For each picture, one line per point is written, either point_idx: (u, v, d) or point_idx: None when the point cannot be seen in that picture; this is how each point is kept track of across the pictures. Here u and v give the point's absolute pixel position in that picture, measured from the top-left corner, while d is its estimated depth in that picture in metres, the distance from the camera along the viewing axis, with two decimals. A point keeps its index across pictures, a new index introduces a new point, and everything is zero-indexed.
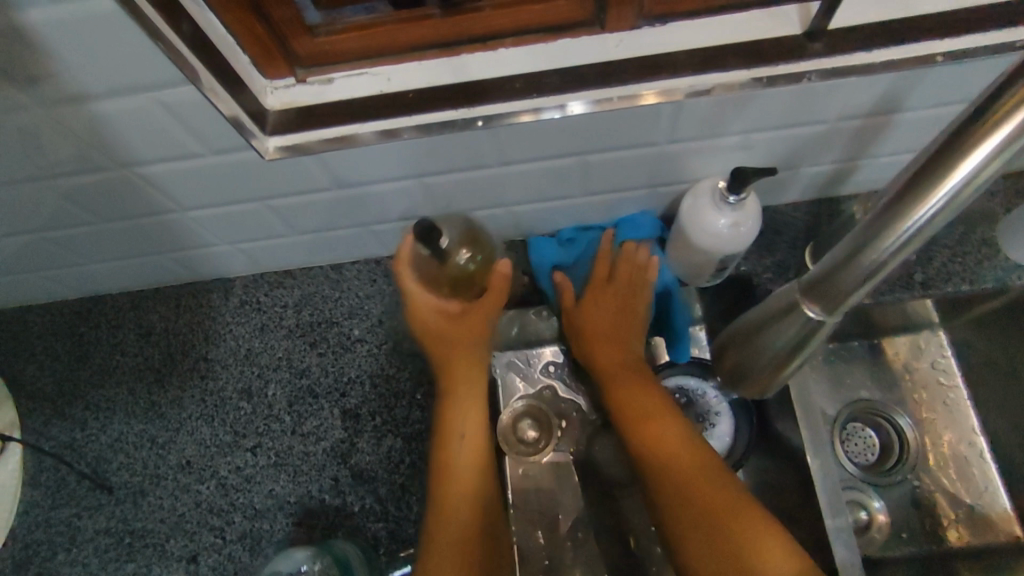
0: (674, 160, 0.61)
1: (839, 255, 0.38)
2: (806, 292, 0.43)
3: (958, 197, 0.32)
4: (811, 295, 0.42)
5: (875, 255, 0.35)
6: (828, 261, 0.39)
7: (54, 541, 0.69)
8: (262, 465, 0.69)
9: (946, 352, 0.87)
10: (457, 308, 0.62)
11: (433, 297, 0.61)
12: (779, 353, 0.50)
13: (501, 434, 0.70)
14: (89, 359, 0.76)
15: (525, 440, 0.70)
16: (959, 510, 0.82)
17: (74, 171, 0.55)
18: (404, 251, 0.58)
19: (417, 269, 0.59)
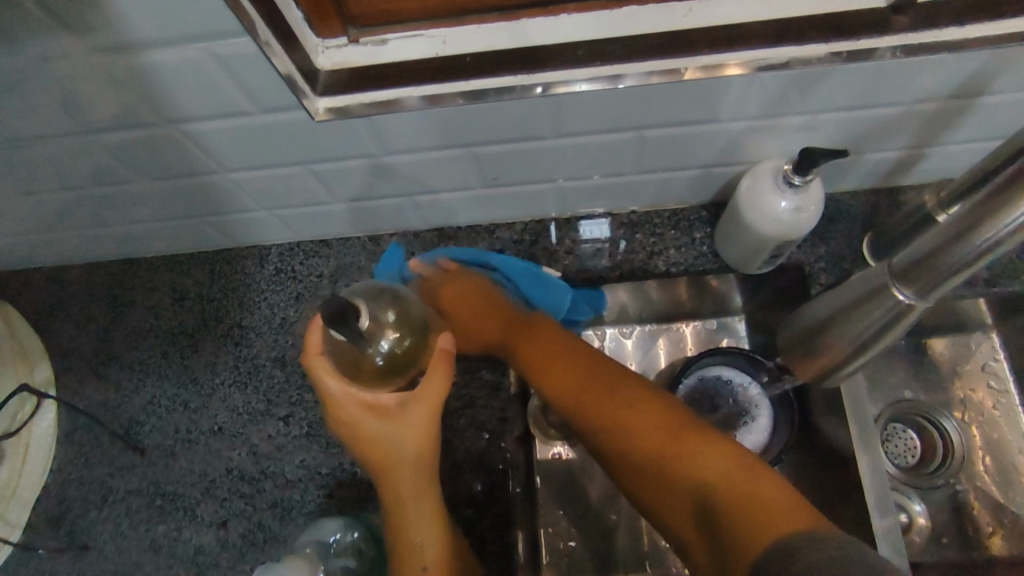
0: (735, 141, 0.58)
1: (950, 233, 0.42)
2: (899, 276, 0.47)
3: None
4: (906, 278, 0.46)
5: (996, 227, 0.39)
6: (935, 238, 0.43)
7: (87, 499, 0.69)
8: (295, 435, 0.68)
9: (998, 355, 0.83)
10: (389, 399, 0.52)
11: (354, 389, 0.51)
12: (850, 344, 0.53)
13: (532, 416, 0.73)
14: (124, 321, 0.76)
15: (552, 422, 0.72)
16: (1004, 519, 0.79)
17: (118, 125, 0.54)
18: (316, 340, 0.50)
19: (336, 356, 0.50)
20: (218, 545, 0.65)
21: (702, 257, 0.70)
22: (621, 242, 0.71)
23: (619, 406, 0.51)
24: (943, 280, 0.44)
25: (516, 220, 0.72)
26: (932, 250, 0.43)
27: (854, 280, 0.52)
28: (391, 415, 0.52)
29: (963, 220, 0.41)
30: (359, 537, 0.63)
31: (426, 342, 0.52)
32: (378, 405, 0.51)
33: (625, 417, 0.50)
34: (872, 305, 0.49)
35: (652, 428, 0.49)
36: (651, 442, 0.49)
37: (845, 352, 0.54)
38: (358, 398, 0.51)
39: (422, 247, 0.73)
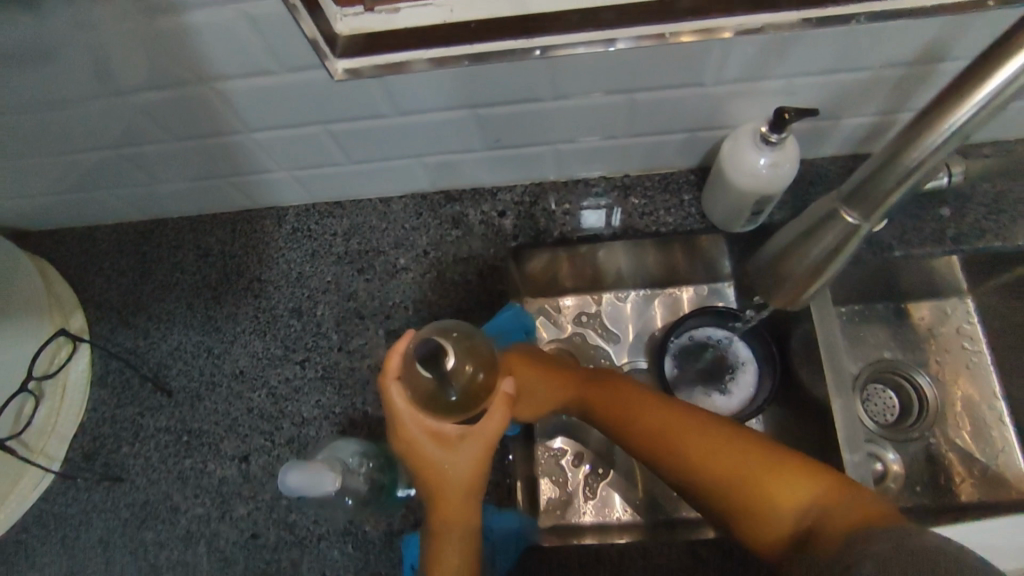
0: (718, 105, 0.63)
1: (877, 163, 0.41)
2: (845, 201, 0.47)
3: (988, 107, 0.34)
4: (851, 203, 0.46)
5: (913, 155, 0.38)
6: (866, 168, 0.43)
7: (119, 435, 0.75)
8: (310, 378, 0.74)
9: (973, 318, 0.88)
10: (452, 430, 0.56)
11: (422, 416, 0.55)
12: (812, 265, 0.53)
13: None
14: (151, 275, 0.81)
15: None
16: (974, 468, 0.84)
17: (152, 86, 0.59)
18: (393, 365, 0.55)
19: (409, 386, 0.55)
20: (240, 477, 0.71)
21: (689, 218, 0.74)
22: (613, 204, 0.76)
23: (696, 435, 0.55)
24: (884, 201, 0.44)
25: (516, 183, 0.78)
26: (869, 178, 0.43)
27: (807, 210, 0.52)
28: (456, 446, 0.55)
29: (890, 148, 0.40)
30: (376, 466, 0.67)
31: (491, 386, 0.57)
32: (440, 435, 0.56)
33: (705, 447, 0.54)
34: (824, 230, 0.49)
35: (734, 456, 0.53)
36: (733, 472, 0.52)
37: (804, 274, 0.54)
38: (423, 424, 0.55)
39: (429, 208, 0.78)
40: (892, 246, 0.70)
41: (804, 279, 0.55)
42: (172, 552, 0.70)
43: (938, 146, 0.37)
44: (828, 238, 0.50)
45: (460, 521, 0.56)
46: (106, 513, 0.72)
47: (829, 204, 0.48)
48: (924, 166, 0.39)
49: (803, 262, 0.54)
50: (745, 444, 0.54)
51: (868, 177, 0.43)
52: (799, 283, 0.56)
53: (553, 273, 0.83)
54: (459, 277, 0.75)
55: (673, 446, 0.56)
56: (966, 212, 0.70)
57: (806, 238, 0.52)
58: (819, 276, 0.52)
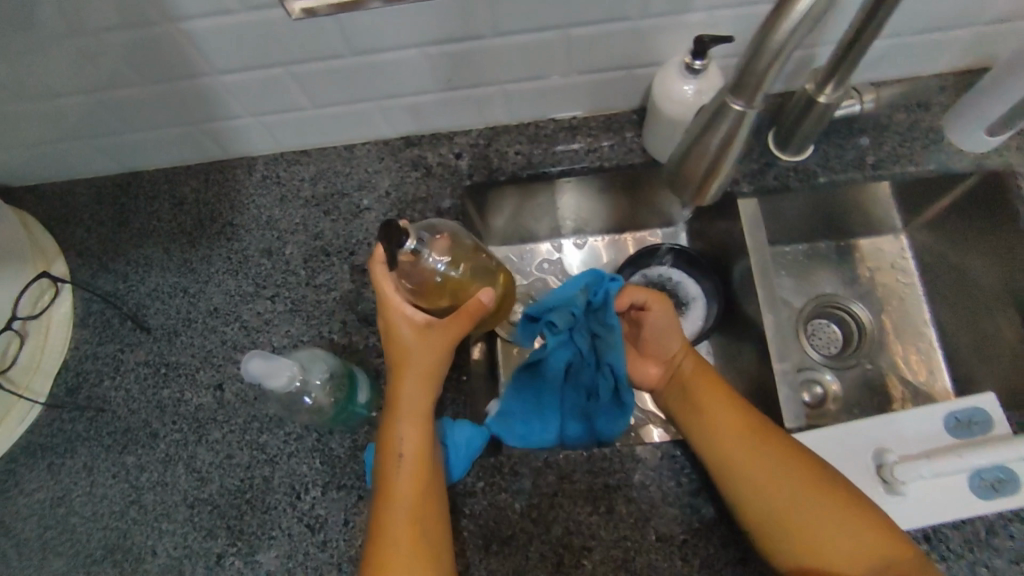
0: (647, 40, 0.69)
1: (750, 49, 0.46)
2: (730, 91, 0.51)
3: None
4: (735, 90, 0.51)
5: (777, 35, 0.44)
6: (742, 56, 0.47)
7: (101, 370, 0.79)
8: (280, 311, 0.78)
9: (907, 254, 0.92)
10: (422, 318, 0.62)
11: (399, 299, 0.62)
12: (713, 158, 0.57)
13: None
14: (129, 224, 0.86)
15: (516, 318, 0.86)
16: (907, 391, 0.87)
17: (123, 26, 0.63)
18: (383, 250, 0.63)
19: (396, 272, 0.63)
20: (215, 404, 0.76)
21: (632, 153, 0.80)
22: (562, 143, 0.81)
23: (747, 443, 0.62)
24: (760, 84, 0.49)
25: (470, 127, 0.83)
26: (745, 64, 0.48)
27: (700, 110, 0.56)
28: (420, 330, 0.61)
29: (759, 32, 0.45)
30: (336, 387, 0.68)
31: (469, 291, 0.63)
32: (412, 321, 0.62)
33: (758, 457, 0.61)
34: (718, 121, 0.54)
35: (788, 471, 0.61)
36: (776, 478, 0.61)
37: (706, 168, 0.59)
38: (398, 308, 0.62)
39: (390, 154, 0.84)
40: (817, 172, 0.77)
41: (708, 175, 0.60)
42: (152, 473, 0.74)
43: (796, 26, 0.43)
44: (724, 128, 0.54)
45: (420, 413, 0.62)
46: (90, 441, 0.76)
47: (716, 97, 0.53)
48: (786, 48, 0.45)
49: (704, 155, 0.57)
50: (798, 460, 0.61)
51: (744, 64, 0.48)
52: (705, 179, 0.60)
53: (510, 214, 0.88)
54: (418, 214, 0.80)
55: (726, 437, 0.63)
56: (884, 140, 0.78)
57: (702, 134, 0.56)
58: (721, 165, 0.57)
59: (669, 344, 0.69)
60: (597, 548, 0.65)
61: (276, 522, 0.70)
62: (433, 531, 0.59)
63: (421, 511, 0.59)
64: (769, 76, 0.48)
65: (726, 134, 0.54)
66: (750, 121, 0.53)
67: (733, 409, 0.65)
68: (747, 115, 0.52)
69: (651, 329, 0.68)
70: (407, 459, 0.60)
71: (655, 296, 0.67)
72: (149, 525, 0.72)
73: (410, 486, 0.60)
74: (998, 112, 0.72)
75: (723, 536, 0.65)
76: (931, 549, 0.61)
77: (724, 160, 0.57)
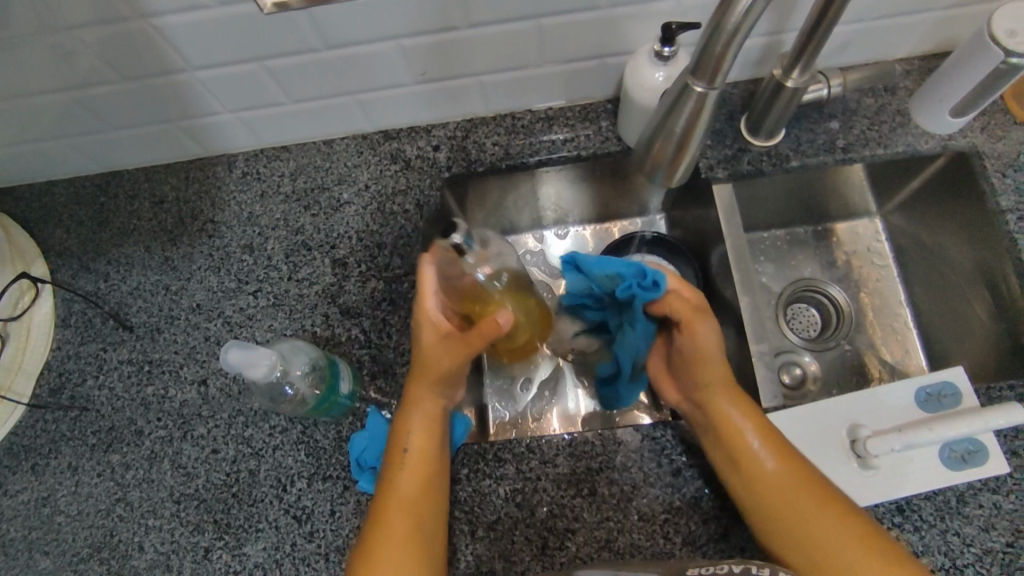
0: (618, 28, 0.70)
1: (708, 32, 0.50)
2: (693, 73, 0.55)
3: None
4: (697, 73, 0.55)
5: (732, 18, 0.47)
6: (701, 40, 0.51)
7: (84, 370, 0.79)
8: (263, 306, 0.78)
9: (881, 237, 0.94)
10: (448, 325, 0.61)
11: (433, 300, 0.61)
12: (680, 136, 0.62)
13: None
14: (110, 223, 0.85)
15: None
16: (886, 371, 0.88)
17: (97, 22, 0.64)
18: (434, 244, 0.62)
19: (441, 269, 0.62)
20: (199, 399, 0.75)
21: (608, 141, 0.81)
22: (539, 134, 0.82)
23: (771, 467, 0.60)
24: (720, 65, 0.53)
25: (448, 120, 0.84)
26: (704, 47, 0.52)
27: (667, 92, 0.60)
28: (441, 334, 0.61)
29: (714, 16, 0.49)
30: (315, 380, 0.68)
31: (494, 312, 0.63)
32: (438, 325, 0.61)
33: (778, 479, 0.59)
34: (683, 101, 0.58)
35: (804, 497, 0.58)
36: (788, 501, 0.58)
37: (674, 147, 0.64)
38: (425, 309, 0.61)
39: (370, 148, 0.84)
40: (789, 156, 0.79)
41: (676, 152, 0.65)
42: (138, 471, 0.73)
43: (749, 9, 0.47)
44: (689, 109, 0.58)
45: (433, 412, 0.63)
46: (74, 440, 0.75)
47: (681, 80, 0.57)
48: (741, 29, 0.48)
49: (672, 134, 0.62)
50: (819, 492, 0.58)
51: (703, 48, 0.52)
52: (675, 157, 0.65)
53: (490, 205, 0.89)
54: (398, 207, 0.81)
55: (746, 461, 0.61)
56: (853, 124, 0.80)
57: (669, 116, 0.60)
58: (687, 143, 0.62)
59: (698, 368, 0.64)
60: (580, 530, 0.66)
61: (263, 515, 0.69)
62: (425, 531, 0.59)
63: (420, 506, 0.60)
64: (728, 57, 0.52)
65: (691, 113, 0.59)
66: (713, 100, 0.57)
67: (764, 436, 0.62)
68: (708, 96, 0.56)
69: (683, 352, 0.64)
70: (412, 453, 0.62)
71: (693, 318, 0.62)
72: (136, 522, 0.71)
73: (413, 480, 0.61)
74: (961, 94, 0.73)
75: (704, 514, 0.66)
76: (906, 520, 0.62)
77: (690, 138, 0.61)
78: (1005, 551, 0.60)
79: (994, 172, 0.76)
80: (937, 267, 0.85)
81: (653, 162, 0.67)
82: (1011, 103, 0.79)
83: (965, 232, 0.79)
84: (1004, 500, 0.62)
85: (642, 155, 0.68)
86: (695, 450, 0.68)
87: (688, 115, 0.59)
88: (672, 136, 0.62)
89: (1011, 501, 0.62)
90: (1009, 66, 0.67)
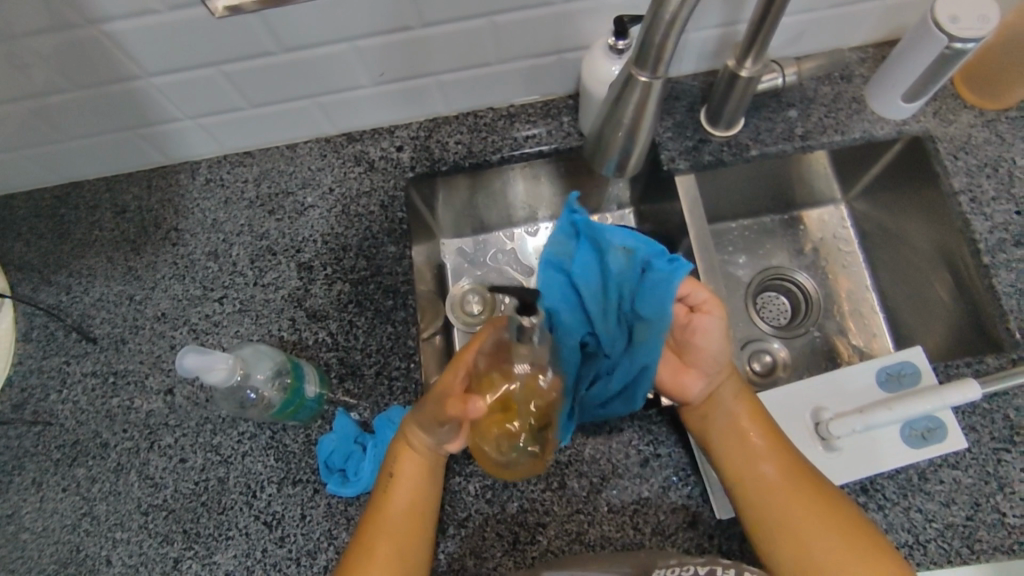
0: (572, 22, 0.71)
1: (647, 21, 0.53)
2: (636, 62, 0.58)
3: None
4: (640, 62, 0.57)
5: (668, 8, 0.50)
6: (642, 30, 0.54)
7: (47, 384, 0.77)
8: (229, 312, 0.77)
9: (846, 223, 0.95)
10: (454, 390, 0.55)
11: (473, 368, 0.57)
12: (629, 126, 0.64)
13: (450, 305, 0.87)
14: (71, 235, 0.84)
15: (470, 312, 0.86)
16: (855, 356, 0.89)
17: (45, 30, 0.63)
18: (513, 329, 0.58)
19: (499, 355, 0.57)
20: (166, 409, 0.74)
21: (569, 137, 0.82)
22: (502, 131, 0.83)
23: (763, 454, 0.61)
24: (661, 54, 0.55)
25: (411, 120, 0.84)
26: (645, 37, 0.54)
27: (615, 81, 0.62)
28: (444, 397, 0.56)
29: (653, 5, 0.51)
30: (280, 386, 0.67)
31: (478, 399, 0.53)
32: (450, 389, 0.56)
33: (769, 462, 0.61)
34: (629, 91, 0.60)
35: (808, 504, 0.58)
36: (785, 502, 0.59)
37: (625, 135, 0.65)
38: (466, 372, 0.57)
39: (333, 150, 0.84)
40: (749, 145, 0.79)
41: (626, 141, 0.67)
42: (104, 483, 0.72)
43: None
44: (635, 98, 0.60)
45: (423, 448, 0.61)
46: (38, 456, 0.74)
47: (626, 70, 0.59)
48: (678, 17, 0.51)
49: (621, 124, 0.64)
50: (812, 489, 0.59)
51: (644, 37, 0.55)
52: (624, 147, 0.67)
53: (457, 204, 0.89)
54: (363, 209, 0.80)
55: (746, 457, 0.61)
56: (811, 112, 0.81)
57: (617, 106, 0.62)
58: (635, 132, 0.64)
59: (716, 353, 0.61)
60: (551, 523, 0.66)
61: (233, 523, 0.69)
62: (415, 559, 0.59)
63: (409, 531, 0.60)
64: (667, 46, 0.54)
65: (637, 102, 0.61)
66: (657, 91, 0.60)
67: (759, 427, 0.63)
68: (653, 85, 0.59)
69: (697, 333, 0.61)
70: (400, 484, 0.61)
71: (714, 299, 0.61)
72: (103, 535, 0.70)
73: (402, 507, 0.60)
74: (911, 79, 0.75)
75: (673, 502, 0.66)
76: (870, 499, 0.63)
77: (637, 127, 0.64)
78: (965, 524, 0.62)
79: (947, 155, 0.78)
80: (900, 251, 0.86)
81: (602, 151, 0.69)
82: (962, 89, 0.81)
83: (922, 215, 0.81)
84: (963, 475, 0.63)
85: (593, 144, 0.70)
86: (662, 440, 0.68)
87: (635, 104, 0.61)
88: (621, 125, 0.64)
89: (971, 475, 0.63)
90: (953, 51, 0.68)
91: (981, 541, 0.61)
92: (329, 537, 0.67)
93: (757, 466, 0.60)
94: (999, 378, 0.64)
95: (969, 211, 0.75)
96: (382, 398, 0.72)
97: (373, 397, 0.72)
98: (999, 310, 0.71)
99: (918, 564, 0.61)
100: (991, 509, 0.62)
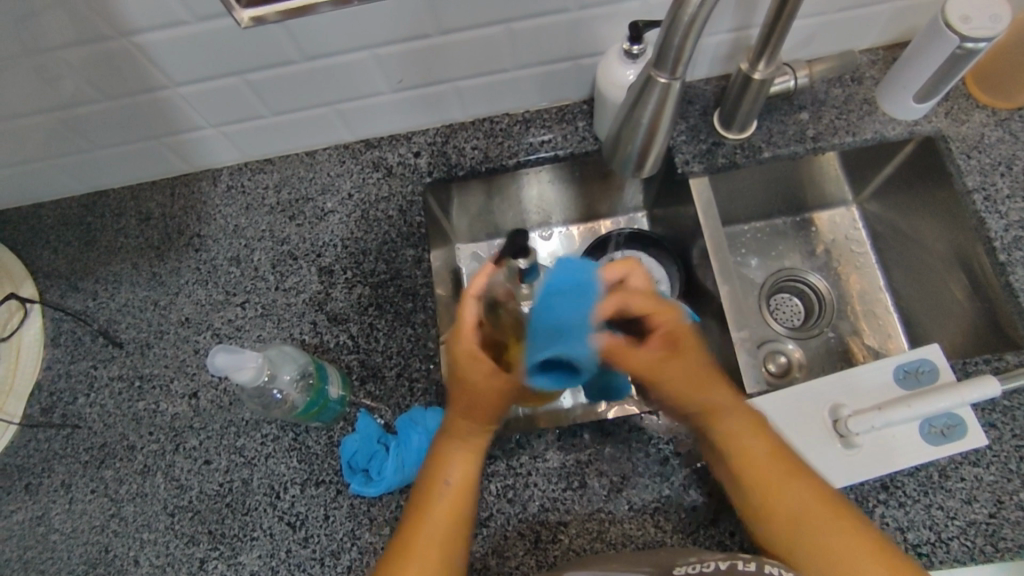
0: (588, 27, 0.73)
1: (666, 23, 0.54)
2: (655, 64, 0.59)
3: None
4: (659, 64, 0.58)
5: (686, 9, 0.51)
6: (662, 32, 0.55)
7: (75, 388, 0.79)
8: (251, 316, 0.79)
9: (858, 224, 0.95)
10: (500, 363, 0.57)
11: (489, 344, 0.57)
12: (645, 128, 0.65)
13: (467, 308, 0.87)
14: (97, 242, 0.86)
15: None
16: (870, 356, 0.89)
17: (79, 43, 0.65)
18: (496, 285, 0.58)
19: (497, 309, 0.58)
20: (191, 412, 0.76)
21: (585, 141, 0.83)
22: (518, 136, 0.84)
23: (772, 471, 0.60)
24: (679, 55, 0.57)
25: (428, 127, 0.85)
26: (664, 40, 0.56)
27: (633, 83, 0.63)
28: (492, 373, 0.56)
29: (673, 6, 0.53)
30: (304, 386, 0.68)
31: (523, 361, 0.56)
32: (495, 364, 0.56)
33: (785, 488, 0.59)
34: (647, 92, 0.61)
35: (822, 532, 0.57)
36: (804, 522, 0.58)
37: (642, 137, 0.67)
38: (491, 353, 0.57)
39: (351, 156, 0.86)
40: (762, 147, 0.80)
41: (642, 144, 0.68)
42: (131, 485, 0.73)
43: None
44: (653, 100, 0.61)
45: (477, 454, 0.61)
46: (67, 459, 0.75)
47: (645, 72, 0.60)
48: (698, 17, 0.52)
49: (638, 126, 0.65)
50: (828, 510, 0.58)
51: (662, 39, 0.56)
52: (642, 150, 0.68)
53: (472, 208, 0.91)
54: (381, 213, 0.82)
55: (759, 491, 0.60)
56: (822, 114, 0.82)
57: (634, 108, 0.63)
58: (651, 136, 0.65)
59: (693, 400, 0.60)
60: (572, 522, 0.66)
61: (258, 523, 0.70)
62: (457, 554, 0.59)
63: (454, 521, 0.59)
64: (686, 47, 0.56)
65: (655, 104, 0.62)
66: (676, 92, 0.61)
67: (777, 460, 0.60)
68: (671, 86, 0.60)
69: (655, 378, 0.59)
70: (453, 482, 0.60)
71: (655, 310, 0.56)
72: (131, 536, 0.71)
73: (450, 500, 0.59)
74: (922, 80, 0.75)
75: (693, 501, 0.66)
76: (891, 497, 0.64)
77: (654, 129, 0.65)
78: (988, 522, 0.62)
79: (960, 154, 0.78)
80: (914, 251, 0.87)
81: (619, 154, 0.70)
82: (973, 89, 0.81)
83: (936, 215, 0.82)
84: (984, 472, 0.64)
85: (610, 148, 0.71)
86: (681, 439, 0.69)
87: (652, 106, 0.62)
88: (638, 127, 0.65)
89: (992, 472, 0.63)
90: (965, 51, 0.69)
91: (1004, 538, 0.61)
92: (352, 537, 0.68)
93: (778, 509, 0.59)
94: (1018, 375, 0.64)
95: (983, 210, 0.75)
96: (403, 399, 0.73)
97: (394, 399, 0.73)
98: (1016, 307, 0.71)
99: (941, 562, 0.61)
100: (1013, 506, 0.62)
